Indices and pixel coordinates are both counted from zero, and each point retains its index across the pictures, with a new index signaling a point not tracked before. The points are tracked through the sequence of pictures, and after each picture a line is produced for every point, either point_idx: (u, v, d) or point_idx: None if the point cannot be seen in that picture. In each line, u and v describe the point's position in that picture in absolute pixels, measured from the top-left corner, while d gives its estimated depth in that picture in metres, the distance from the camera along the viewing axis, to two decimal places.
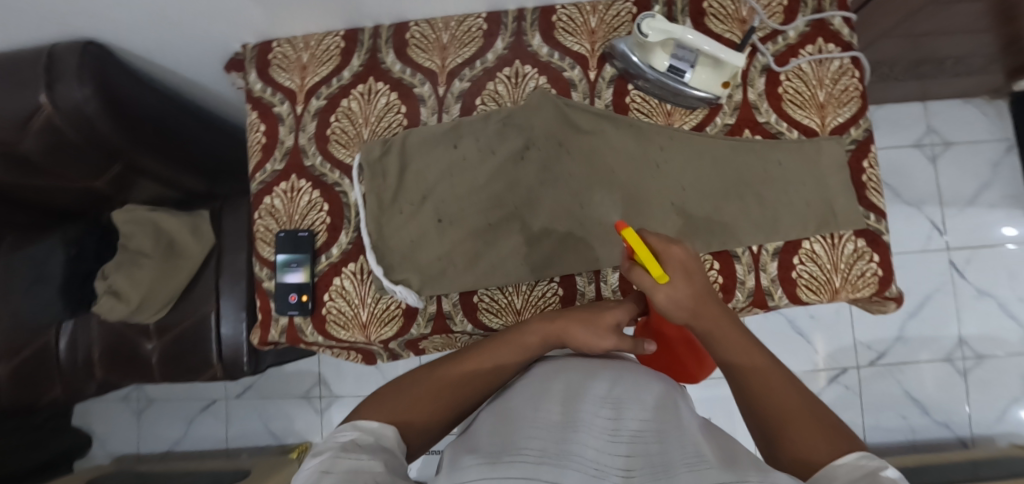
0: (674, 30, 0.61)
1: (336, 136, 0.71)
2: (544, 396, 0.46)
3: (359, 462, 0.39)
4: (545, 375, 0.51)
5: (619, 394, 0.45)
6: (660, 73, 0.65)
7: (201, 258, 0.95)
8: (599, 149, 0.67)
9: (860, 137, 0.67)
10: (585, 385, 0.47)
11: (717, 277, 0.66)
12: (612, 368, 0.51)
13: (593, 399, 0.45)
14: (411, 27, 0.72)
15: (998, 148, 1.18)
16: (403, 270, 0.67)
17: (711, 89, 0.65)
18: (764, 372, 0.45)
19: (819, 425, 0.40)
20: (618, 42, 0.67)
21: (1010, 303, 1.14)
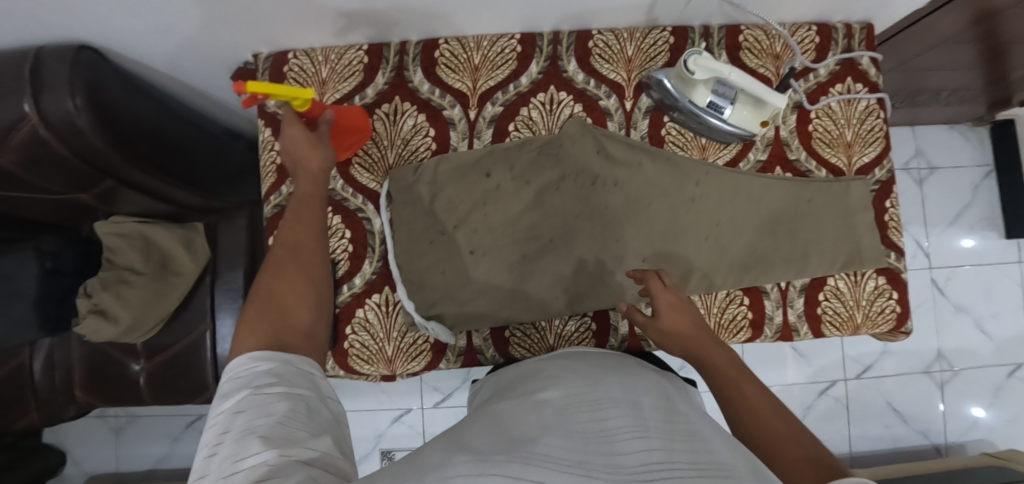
0: (721, 68, 0.60)
1: (359, 159, 0.67)
2: (550, 400, 0.46)
3: (255, 426, 0.31)
4: (549, 382, 0.52)
5: (619, 397, 0.46)
6: (701, 108, 0.64)
7: (196, 274, 0.90)
8: (639, 184, 0.67)
9: (883, 177, 0.69)
10: (588, 390, 0.48)
11: (746, 313, 0.66)
12: (617, 377, 0.52)
13: (593, 401, 0.45)
14: (440, 44, 0.68)
15: (978, 173, 1.23)
16: (434, 304, 0.64)
17: (748, 127, 0.64)
18: (755, 400, 0.45)
19: (805, 452, 0.39)
20: (657, 75, 0.66)
21: (982, 319, 1.21)
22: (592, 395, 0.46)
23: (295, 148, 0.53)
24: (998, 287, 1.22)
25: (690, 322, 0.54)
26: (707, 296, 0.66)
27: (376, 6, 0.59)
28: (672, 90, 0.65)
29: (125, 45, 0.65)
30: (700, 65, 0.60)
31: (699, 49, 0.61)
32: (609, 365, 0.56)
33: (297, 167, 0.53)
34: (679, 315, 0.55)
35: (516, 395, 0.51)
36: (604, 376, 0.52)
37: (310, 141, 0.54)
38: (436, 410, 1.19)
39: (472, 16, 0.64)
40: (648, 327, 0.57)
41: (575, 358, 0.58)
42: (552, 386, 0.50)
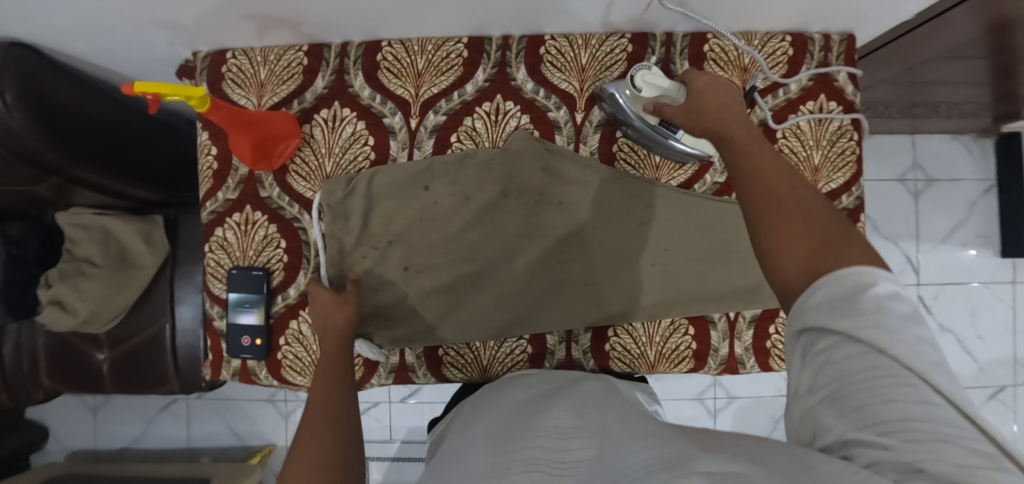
0: (666, 87, 0.55)
1: (296, 167, 0.65)
2: (505, 427, 0.46)
3: None
4: (498, 411, 0.51)
5: (558, 425, 0.44)
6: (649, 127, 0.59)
7: (155, 268, 0.89)
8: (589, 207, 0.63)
9: (850, 205, 0.65)
10: (530, 418, 0.47)
11: (690, 343, 0.63)
12: (569, 393, 0.52)
13: (540, 426, 0.44)
14: (383, 46, 0.65)
15: (977, 188, 1.16)
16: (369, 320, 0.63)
17: (700, 146, 0.59)
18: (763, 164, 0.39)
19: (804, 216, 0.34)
20: (610, 87, 0.60)
21: (968, 340, 1.16)
22: (549, 423, 0.44)
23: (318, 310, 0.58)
24: (985, 307, 1.16)
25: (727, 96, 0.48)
26: (649, 323, 0.63)
27: (308, 7, 0.56)
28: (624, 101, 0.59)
29: (61, 43, 0.63)
30: (644, 82, 0.57)
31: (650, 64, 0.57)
32: (557, 383, 0.56)
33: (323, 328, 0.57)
34: (711, 93, 0.49)
35: (457, 435, 0.51)
36: (553, 398, 0.51)
37: (337, 302, 0.58)
38: (402, 407, 1.20)
39: (415, 19, 0.60)
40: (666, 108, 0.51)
41: (517, 385, 0.57)
42: (525, 417, 0.47)
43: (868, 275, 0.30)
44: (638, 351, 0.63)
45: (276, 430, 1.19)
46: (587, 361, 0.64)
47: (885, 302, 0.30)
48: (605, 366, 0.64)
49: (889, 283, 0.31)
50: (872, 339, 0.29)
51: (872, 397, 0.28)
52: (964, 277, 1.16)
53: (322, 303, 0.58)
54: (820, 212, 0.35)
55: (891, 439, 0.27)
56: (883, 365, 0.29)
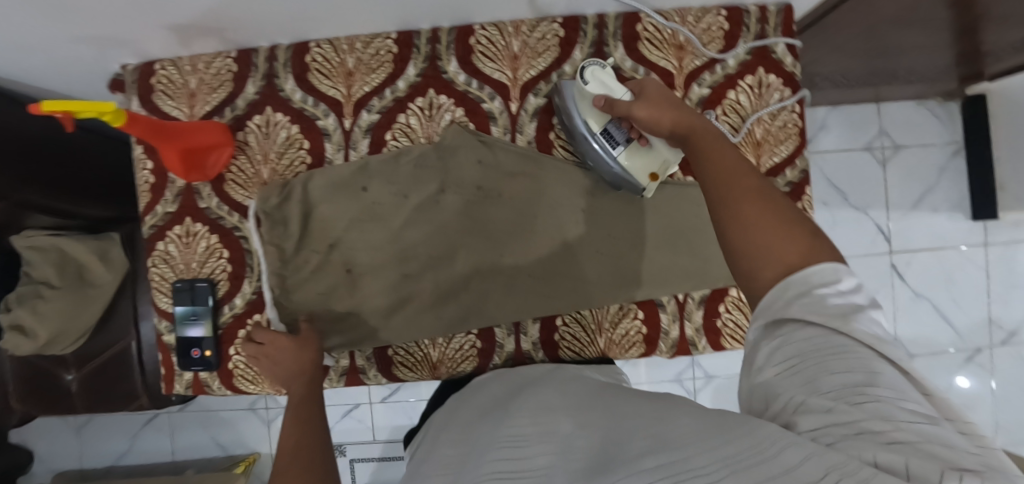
0: (614, 87, 0.57)
1: (232, 175, 0.64)
2: (464, 451, 0.45)
3: None
4: (456, 434, 0.50)
5: (510, 433, 0.43)
6: (592, 135, 0.58)
7: (116, 285, 0.88)
8: (531, 198, 0.63)
9: (795, 178, 0.64)
10: (485, 432, 0.46)
11: (640, 327, 0.63)
12: (528, 394, 0.52)
13: (496, 438, 0.43)
14: (312, 48, 0.64)
15: (946, 151, 1.20)
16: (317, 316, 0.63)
17: (636, 174, 0.59)
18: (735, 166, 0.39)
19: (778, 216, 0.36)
20: (563, 83, 0.60)
21: (942, 305, 1.19)
22: (510, 430, 0.43)
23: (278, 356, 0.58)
24: (963, 273, 1.20)
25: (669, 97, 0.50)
26: (598, 310, 0.63)
27: (225, 13, 0.55)
28: (570, 98, 0.59)
29: None
30: (594, 77, 0.57)
31: (603, 67, 0.58)
32: (522, 383, 0.56)
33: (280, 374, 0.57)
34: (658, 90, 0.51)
35: (417, 465, 0.50)
36: (511, 402, 0.50)
37: (295, 349, 0.58)
38: (384, 408, 1.20)
39: (340, 17, 0.58)
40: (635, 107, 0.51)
41: (484, 391, 0.57)
42: (491, 425, 0.47)
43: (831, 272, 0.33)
44: (587, 338, 0.63)
45: (260, 438, 1.19)
46: (536, 352, 0.63)
47: (843, 294, 0.32)
48: (555, 355, 0.64)
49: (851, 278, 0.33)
50: (826, 321, 0.31)
51: (821, 367, 0.29)
52: (954, 243, 1.20)
53: (277, 351, 0.57)
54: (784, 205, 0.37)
55: (836, 402, 0.27)
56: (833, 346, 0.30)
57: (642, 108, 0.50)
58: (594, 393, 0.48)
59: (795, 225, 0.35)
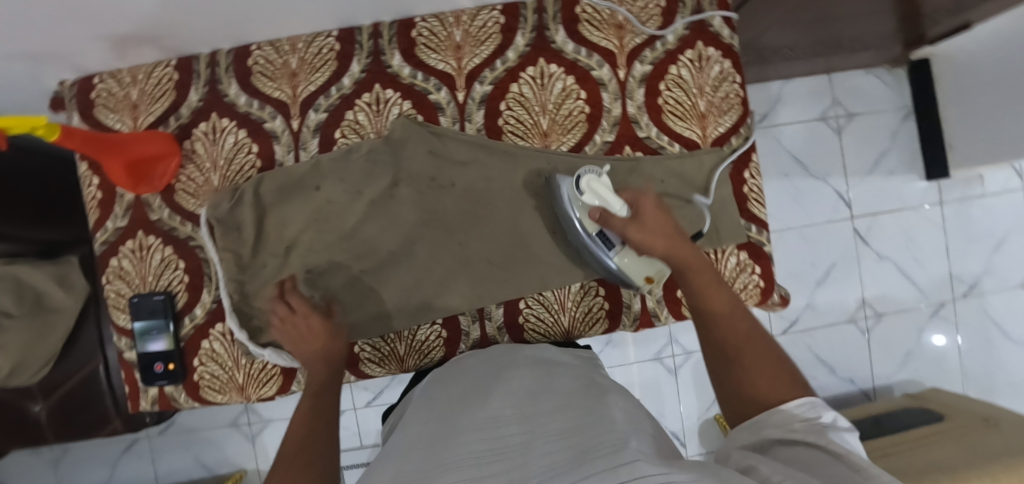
0: (610, 199, 0.55)
1: (182, 185, 0.63)
2: (439, 426, 0.45)
3: None
4: (437, 410, 0.49)
5: (494, 413, 0.44)
6: (590, 237, 0.58)
7: (76, 311, 0.85)
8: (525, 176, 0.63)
9: (741, 147, 0.66)
10: (469, 409, 0.46)
11: (603, 303, 0.64)
12: (514, 372, 0.52)
13: (474, 418, 0.43)
14: (253, 50, 0.63)
15: (896, 116, 1.25)
16: (339, 285, 0.63)
17: (634, 277, 0.59)
18: (728, 312, 0.49)
19: (767, 355, 0.46)
20: (561, 179, 0.59)
21: (905, 264, 1.24)
22: (489, 411, 0.44)
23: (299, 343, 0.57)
24: (920, 231, 1.25)
25: (670, 225, 0.54)
26: (560, 290, 0.64)
27: (159, 20, 0.54)
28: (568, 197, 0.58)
29: None
30: (589, 185, 0.56)
31: (600, 171, 0.57)
32: (500, 361, 0.56)
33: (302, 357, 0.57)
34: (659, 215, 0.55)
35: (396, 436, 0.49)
36: (493, 382, 0.51)
37: (326, 334, 0.58)
38: (370, 413, 1.19)
39: (278, 18, 0.58)
40: (629, 229, 0.54)
41: (463, 370, 0.57)
42: (469, 405, 0.47)
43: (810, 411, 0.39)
44: (551, 319, 0.64)
45: (245, 455, 1.18)
46: (502, 336, 0.64)
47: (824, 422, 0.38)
48: (520, 338, 0.65)
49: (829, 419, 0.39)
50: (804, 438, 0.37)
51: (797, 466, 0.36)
52: (917, 203, 1.25)
53: (311, 330, 0.58)
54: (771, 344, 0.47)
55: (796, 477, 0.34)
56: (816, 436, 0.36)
57: (637, 233, 0.54)
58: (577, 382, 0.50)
59: (784, 372, 0.45)
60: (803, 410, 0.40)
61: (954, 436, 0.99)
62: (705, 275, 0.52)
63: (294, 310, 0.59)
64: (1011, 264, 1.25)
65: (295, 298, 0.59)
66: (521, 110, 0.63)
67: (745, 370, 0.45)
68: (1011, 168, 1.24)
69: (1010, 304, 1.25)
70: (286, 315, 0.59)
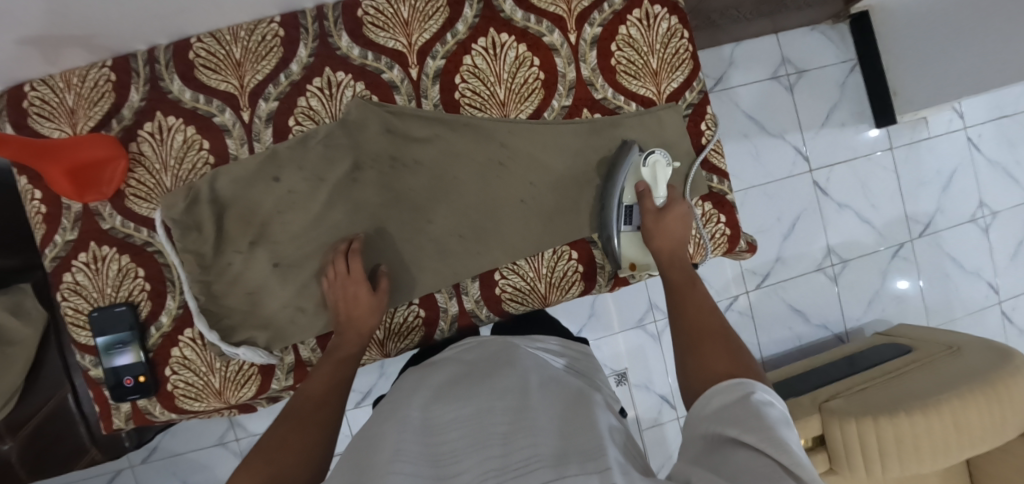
0: (660, 186, 0.62)
1: (132, 190, 0.61)
2: (431, 408, 0.46)
3: None
4: (432, 392, 0.50)
5: (484, 400, 0.45)
6: (620, 205, 0.62)
7: (37, 340, 0.79)
8: (526, 145, 0.64)
9: (694, 100, 0.68)
10: (461, 397, 0.46)
11: (577, 266, 0.65)
12: (504, 366, 0.53)
13: (463, 409, 0.44)
14: (193, 43, 0.61)
15: (843, 70, 1.30)
16: (389, 259, 0.63)
17: (627, 252, 0.64)
18: (703, 309, 0.52)
19: (727, 349, 0.46)
20: (632, 147, 0.63)
21: (864, 210, 1.30)
22: (481, 401, 0.44)
23: (352, 305, 0.58)
24: (874, 177, 1.30)
25: (683, 238, 0.60)
26: (534, 258, 0.65)
27: (86, 16, 0.51)
28: (630, 161, 0.63)
29: None
30: (654, 164, 0.62)
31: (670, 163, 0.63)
32: (499, 352, 0.57)
33: (347, 320, 0.57)
34: (679, 225, 0.60)
35: (385, 412, 0.49)
36: (487, 374, 0.51)
37: (370, 306, 0.57)
38: (361, 413, 1.16)
39: (214, 5, 0.56)
40: (649, 215, 0.60)
41: (452, 361, 0.59)
42: (464, 394, 0.47)
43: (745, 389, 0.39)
44: (528, 287, 0.65)
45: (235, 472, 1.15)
46: (480, 309, 0.65)
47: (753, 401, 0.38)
48: (498, 309, 0.65)
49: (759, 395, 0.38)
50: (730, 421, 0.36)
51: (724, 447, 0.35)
52: (870, 150, 1.30)
53: (356, 301, 0.57)
54: (737, 347, 0.47)
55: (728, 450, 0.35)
56: (733, 432, 0.35)
57: (651, 219, 0.60)
58: (567, 384, 0.51)
59: (744, 365, 0.44)
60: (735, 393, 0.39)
61: (923, 364, 1.04)
62: (684, 281, 0.56)
63: (349, 274, 0.57)
64: (959, 200, 1.32)
65: (355, 260, 0.58)
66: (477, 82, 0.63)
67: (701, 358, 0.46)
68: (952, 110, 1.31)
69: (962, 237, 1.32)
70: (342, 276, 0.58)
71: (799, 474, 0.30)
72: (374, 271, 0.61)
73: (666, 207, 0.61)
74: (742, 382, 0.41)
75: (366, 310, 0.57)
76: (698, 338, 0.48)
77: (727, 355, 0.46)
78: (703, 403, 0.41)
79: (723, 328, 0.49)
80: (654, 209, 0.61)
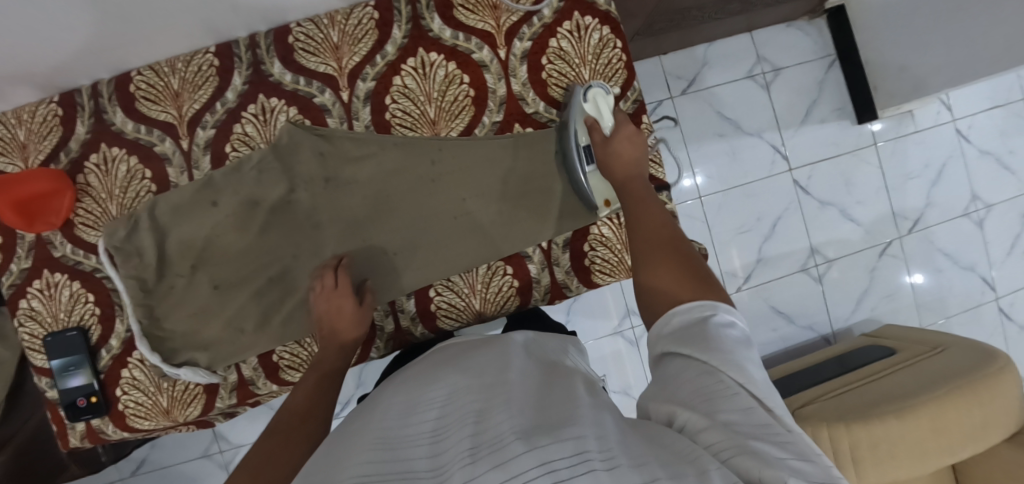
0: (606, 114, 0.62)
1: (81, 219, 0.63)
2: (412, 393, 0.44)
3: None
4: (410, 381, 0.48)
5: (457, 385, 0.42)
6: (577, 145, 0.63)
7: (15, 362, 0.82)
8: (456, 162, 0.64)
9: (631, 109, 0.68)
10: (435, 382, 0.45)
11: (512, 281, 0.66)
12: (480, 351, 0.51)
13: (435, 394, 0.42)
14: (133, 76, 0.63)
15: (822, 65, 1.27)
16: (379, 277, 0.64)
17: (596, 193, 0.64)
18: (658, 222, 0.52)
19: (681, 260, 0.46)
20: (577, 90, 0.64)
21: (848, 207, 1.26)
22: (459, 386, 0.42)
23: (326, 311, 0.59)
24: (859, 174, 1.26)
25: (637, 158, 0.60)
26: (468, 273, 0.65)
27: (22, 57, 0.54)
28: (574, 103, 0.63)
29: None
30: (595, 99, 0.63)
31: (609, 92, 0.64)
32: (479, 344, 0.55)
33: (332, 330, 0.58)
34: (632, 147, 0.60)
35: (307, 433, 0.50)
36: (462, 357, 0.50)
37: (356, 317, 0.58)
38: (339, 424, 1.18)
39: (145, 39, 0.58)
40: (604, 143, 0.61)
41: (445, 349, 0.57)
42: (437, 380, 0.45)
43: (708, 311, 0.38)
44: (463, 302, 0.66)
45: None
46: (416, 327, 0.66)
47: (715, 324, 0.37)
48: (433, 326, 0.66)
49: (721, 317, 0.38)
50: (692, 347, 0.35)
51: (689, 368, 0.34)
52: (854, 146, 1.26)
53: (339, 311, 0.58)
54: (692, 258, 0.47)
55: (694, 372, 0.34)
56: (685, 351, 0.36)
57: (610, 146, 0.60)
58: (541, 363, 0.48)
59: (701, 281, 0.43)
60: (699, 311, 0.39)
61: (906, 366, 1.00)
62: (641, 200, 0.56)
63: (337, 286, 0.60)
64: (950, 194, 1.27)
65: (343, 274, 0.60)
66: (407, 102, 0.64)
67: (651, 273, 0.46)
68: (939, 101, 1.26)
69: (954, 232, 1.27)
70: (329, 290, 0.60)
71: (752, 389, 0.31)
72: (360, 287, 0.63)
73: (614, 133, 0.61)
74: (704, 304, 0.39)
75: (348, 321, 0.57)
76: (651, 250, 0.49)
77: (684, 262, 0.46)
78: (661, 325, 0.41)
79: (680, 240, 0.49)
80: (602, 139, 0.61)
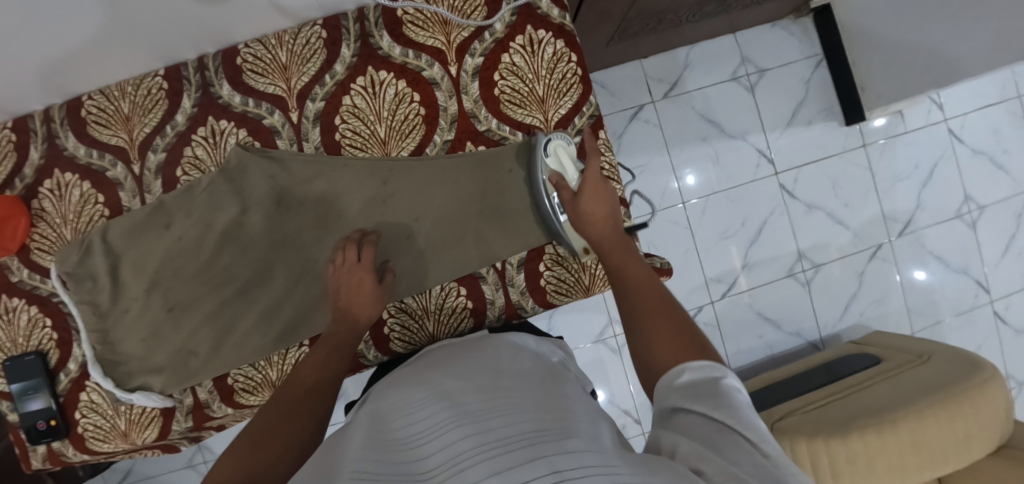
0: (569, 168, 0.61)
1: (37, 244, 0.64)
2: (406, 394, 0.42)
3: None
4: (404, 382, 0.46)
5: (453, 385, 0.41)
6: (549, 199, 0.62)
7: None
8: (409, 182, 0.64)
9: (586, 124, 0.66)
10: (427, 383, 0.43)
11: (466, 302, 0.65)
12: (474, 353, 0.49)
13: (433, 394, 0.40)
14: (84, 101, 0.63)
15: (808, 65, 1.23)
16: (400, 258, 0.64)
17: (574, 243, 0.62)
18: (641, 281, 0.49)
19: (670, 319, 0.43)
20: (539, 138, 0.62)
21: (835, 210, 1.23)
22: (456, 386, 0.40)
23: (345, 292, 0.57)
24: (845, 176, 1.23)
25: (610, 211, 0.56)
26: (422, 295, 0.65)
27: None
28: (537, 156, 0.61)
29: None
30: (556, 151, 0.61)
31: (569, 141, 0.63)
32: (471, 344, 0.53)
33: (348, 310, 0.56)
34: (601, 205, 0.57)
35: None
36: (455, 359, 0.48)
37: (375, 295, 0.58)
38: None
39: (91, 65, 0.58)
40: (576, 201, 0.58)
41: (437, 351, 0.55)
42: (428, 382, 0.43)
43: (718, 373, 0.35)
44: (417, 325, 0.66)
45: None
46: (368, 350, 0.65)
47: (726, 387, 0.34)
48: (386, 350, 0.65)
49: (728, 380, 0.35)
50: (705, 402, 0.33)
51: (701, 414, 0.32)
52: (841, 148, 1.23)
53: (358, 290, 0.57)
54: (681, 314, 0.44)
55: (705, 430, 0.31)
56: (699, 409, 0.32)
57: (586, 202, 0.57)
58: (534, 363, 0.47)
59: (694, 344, 0.40)
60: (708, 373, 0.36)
61: (887, 378, 0.98)
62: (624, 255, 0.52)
63: (359, 261, 0.59)
64: (941, 195, 1.24)
65: (367, 248, 0.60)
66: (357, 122, 0.63)
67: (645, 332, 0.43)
68: (930, 100, 1.23)
69: (945, 235, 1.24)
70: (351, 263, 0.59)
71: (763, 448, 0.29)
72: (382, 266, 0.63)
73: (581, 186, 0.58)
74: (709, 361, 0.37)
75: (367, 301, 0.56)
76: (640, 311, 0.45)
77: (669, 312, 0.44)
78: (662, 392, 0.37)
79: (670, 299, 0.46)
80: (571, 196, 0.59)
